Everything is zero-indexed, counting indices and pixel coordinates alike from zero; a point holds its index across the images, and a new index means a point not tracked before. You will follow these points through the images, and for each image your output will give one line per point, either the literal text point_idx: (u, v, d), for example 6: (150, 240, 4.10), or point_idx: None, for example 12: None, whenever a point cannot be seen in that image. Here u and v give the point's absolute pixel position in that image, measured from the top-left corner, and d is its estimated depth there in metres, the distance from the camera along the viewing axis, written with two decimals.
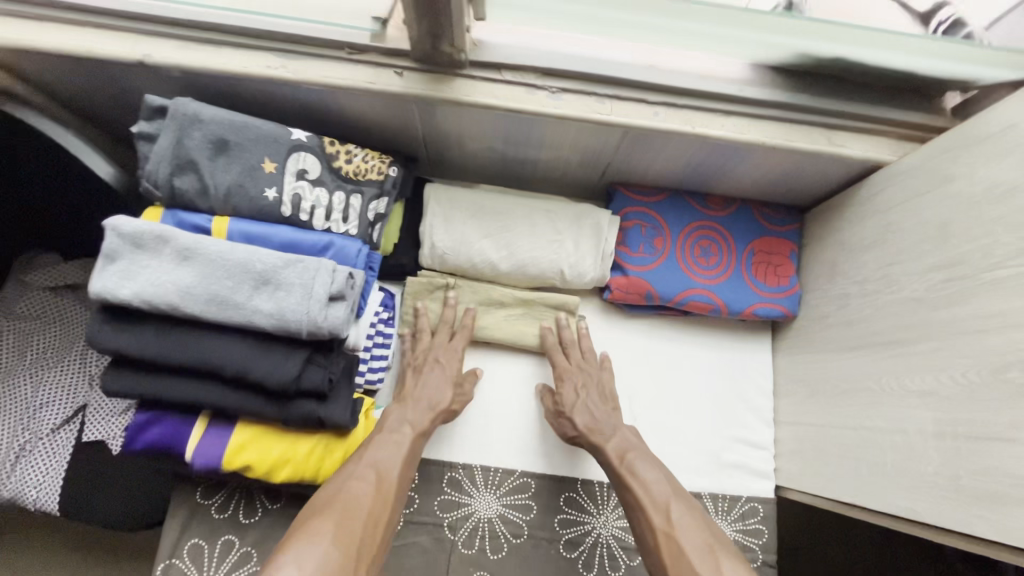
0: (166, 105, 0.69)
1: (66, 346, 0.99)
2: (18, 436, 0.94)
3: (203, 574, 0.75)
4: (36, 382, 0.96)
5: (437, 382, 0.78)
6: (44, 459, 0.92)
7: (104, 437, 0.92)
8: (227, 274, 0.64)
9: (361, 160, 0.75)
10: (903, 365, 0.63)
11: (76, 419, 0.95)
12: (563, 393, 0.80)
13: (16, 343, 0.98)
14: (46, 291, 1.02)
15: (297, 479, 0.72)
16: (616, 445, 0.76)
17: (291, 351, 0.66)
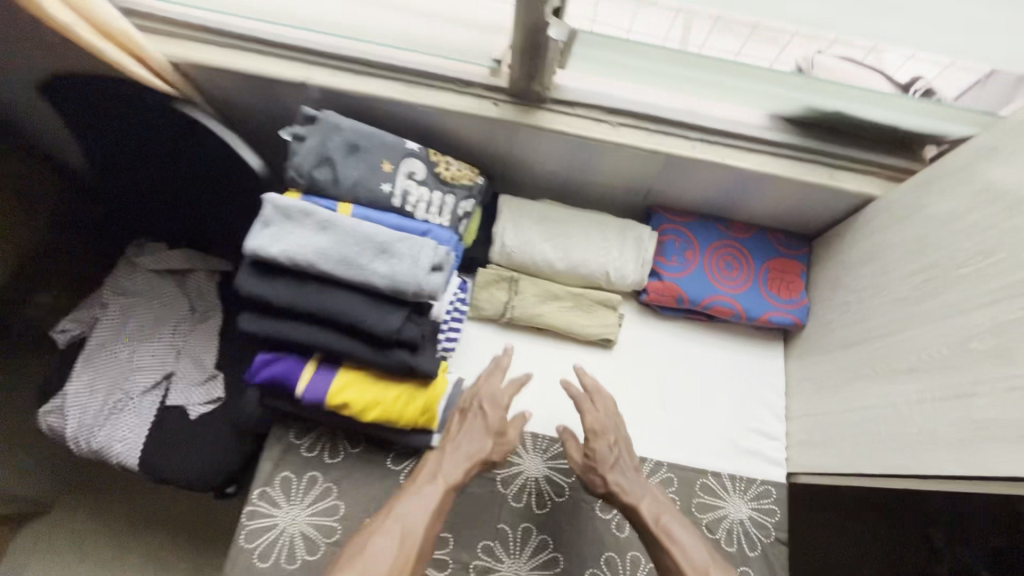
0: (316, 115, 0.90)
1: (160, 324, 1.31)
2: (117, 394, 1.24)
3: (289, 502, 0.88)
4: (139, 352, 1.28)
5: (478, 437, 0.85)
6: (136, 414, 1.23)
7: (184, 401, 1.23)
8: (354, 243, 0.82)
9: (456, 168, 0.94)
10: (895, 350, 0.77)
11: (161, 386, 1.27)
12: (597, 453, 0.86)
13: (121, 318, 1.31)
14: (151, 273, 1.35)
15: (383, 421, 0.86)
16: (649, 508, 0.83)
17: (396, 308, 0.82)
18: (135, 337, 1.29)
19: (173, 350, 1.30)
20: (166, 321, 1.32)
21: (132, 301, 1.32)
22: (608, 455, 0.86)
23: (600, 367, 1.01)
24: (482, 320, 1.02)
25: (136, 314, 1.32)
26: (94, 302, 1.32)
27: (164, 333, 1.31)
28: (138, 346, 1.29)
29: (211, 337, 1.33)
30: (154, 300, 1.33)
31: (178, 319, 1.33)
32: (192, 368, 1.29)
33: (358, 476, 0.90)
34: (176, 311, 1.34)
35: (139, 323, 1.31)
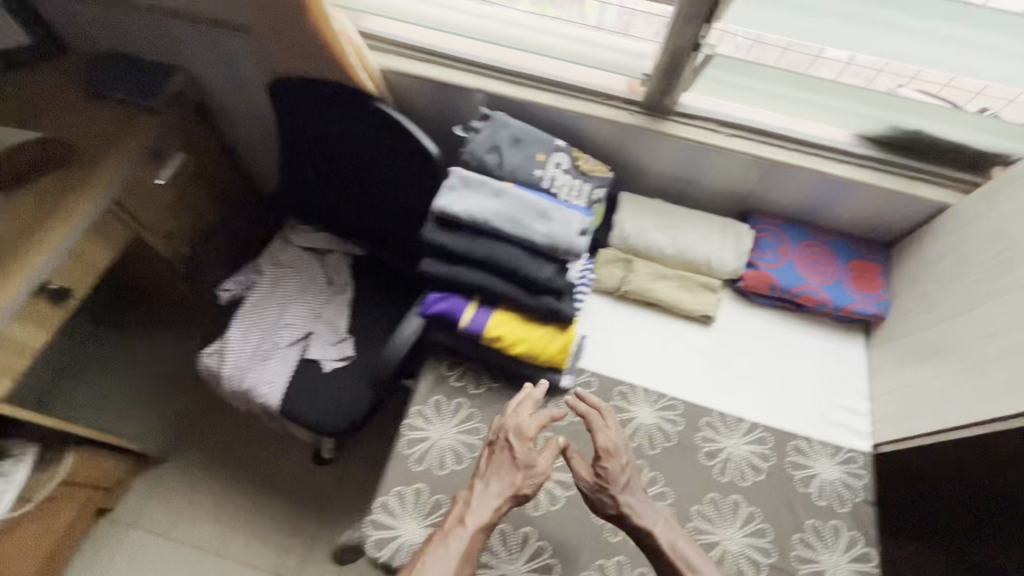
0: (489, 114, 1.14)
1: (305, 291, 1.54)
2: (267, 345, 1.45)
3: (439, 421, 1.04)
4: (287, 311, 1.50)
5: (508, 472, 0.92)
6: (283, 362, 1.43)
7: (323, 356, 1.45)
8: (520, 208, 1.03)
9: (592, 163, 1.16)
10: (976, 320, 0.92)
11: (303, 342, 1.47)
12: (609, 474, 0.93)
13: (274, 283, 1.54)
14: (302, 250, 1.59)
15: (526, 357, 1.03)
16: (664, 534, 0.90)
17: (549, 262, 1.02)
18: (283, 299, 1.52)
19: (313, 313, 1.52)
20: (309, 289, 1.55)
21: (283, 269, 1.56)
22: (619, 476, 0.94)
23: (701, 339, 1.16)
24: (599, 292, 1.20)
25: (285, 280, 1.54)
26: (252, 269, 1.56)
27: (306, 298, 1.53)
28: (285, 307, 1.51)
29: (344, 306, 1.55)
30: (301, 271, 1.57)
31: (318, 288, 1.56)
32: (328, 329, 1.50)
33: (497, 406, 1.06)
34: (317, 282, 1.57)
35: (287, 288, 1.53)
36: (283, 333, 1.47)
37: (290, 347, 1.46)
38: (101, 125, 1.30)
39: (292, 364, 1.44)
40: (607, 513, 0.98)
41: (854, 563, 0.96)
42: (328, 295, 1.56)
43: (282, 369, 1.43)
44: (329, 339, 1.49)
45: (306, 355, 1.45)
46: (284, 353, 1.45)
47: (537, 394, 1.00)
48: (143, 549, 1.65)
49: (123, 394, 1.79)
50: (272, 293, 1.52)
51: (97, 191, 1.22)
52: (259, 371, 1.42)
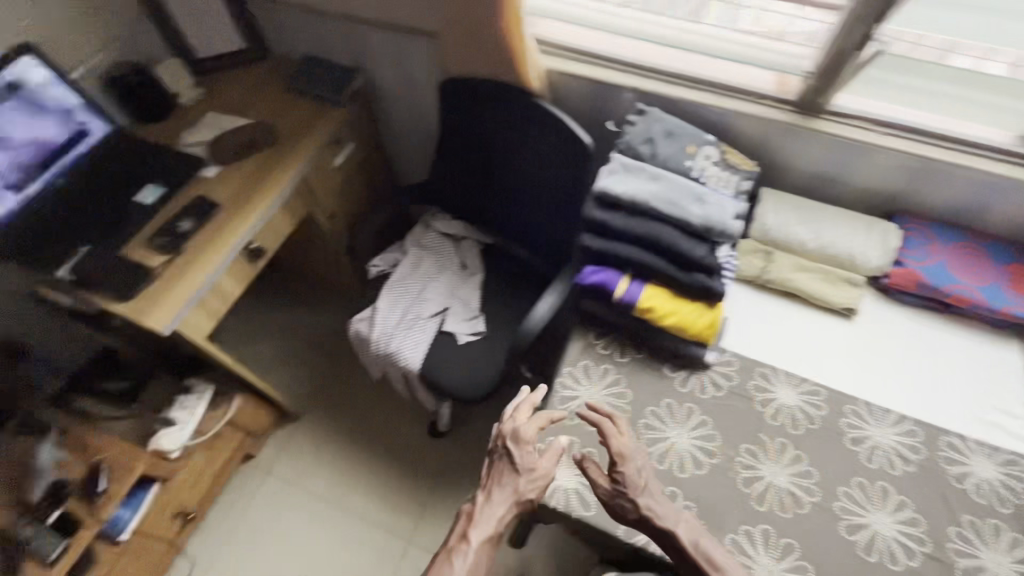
0: (644, 110, 1.25)
1: (444, 271, 1.70)
2: (412, 314, 1.61)
3: (588, 382, 1.13)
4: (427, 288, 1.65)
5: (513, 479, 0.97)
6: (424, 331, 1.59)
7: (459, 329, 1.59)
8: (677, 191, 1.12)
9: (740, 158, 1.23)
10: None
11: (441, 315, 1.62)
12: (626, 479, 0.95)
13: (417, 261, 1.70)
14: (440, 235, 1.75)
15: (676, 329, 1.10)
16: (684, 532, 0.92)
17: (703, 241, 1.09)
18: (424, 277, 1.68)
19: (449, 291, 1.66)
20: (445, 269, 1.70)
21: (424, 251, 1.73)
22: (635, 480, 0.95)
23: (843, 331, 1.18)
24: (738, 280, 1.25)
25: (426, 261, 1.71)
26: (397, 249, 1.74)
27: (443, 278, 1.68)
28: (426, 284, 1.66)
29: (477, 287, 1.69)
30: (439, 253, 1.73)
31: (453, 270, 1.71)
32: (462, 307, 1.64)
33: (642, 375, 1.14)
34: (453, 264, 1.72)
35: (427, 267, 1.69)
36: (425, 305, 1.62)
37: (430, 319, 1.61)
38: (298, 115, 1.54)
39: (431, 333, 1.59)
40: (752, 483, 1.02)
41: (1018, 565, 0.93)
42: (462, 276, 1.70)
43: (424, 336, 1.58)
44: (463, 315, 1.63)
45: (444, 327, 1.60)
46: (425, 323, 1.60)
47: (535, 397, 1.07)
48: (277, 495, 1.84)
49: (271, 355, 2.03)
50: (414, 271, 1.68)
51: (295, 168, 1.44)
52: (404, 336, 1.57)
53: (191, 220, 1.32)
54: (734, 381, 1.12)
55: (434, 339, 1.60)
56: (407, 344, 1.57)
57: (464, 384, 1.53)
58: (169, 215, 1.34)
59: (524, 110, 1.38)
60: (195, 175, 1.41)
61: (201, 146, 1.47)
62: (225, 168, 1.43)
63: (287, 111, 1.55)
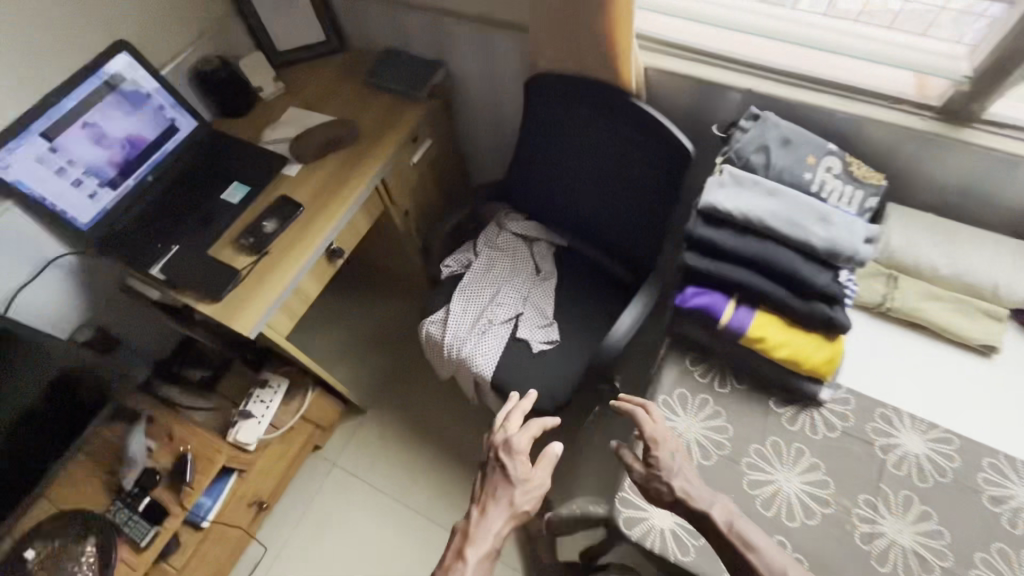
0: (758, 114, 1.13)
1: (516, 274, 1.64)
2: (485, 319, 1.56)
3: (686, 413, 1.05)
4: (501, 291, 1.60)
5: (507, 491, 1.06)
6: (497, 337, 1.54)
7: (533, 337, 1.54)
8: (798, 209, 1.01)
9: (866, 170, 1.10)
10: None
11: (514, 321, 1.57)
12: (660, 462, 0.93)
13: (489, 263, 1.66)
14: (513, 236, 1.69)
15: (788, 362, 1.00)
16: (723, 515, 0.87)
17: (825, 267, 0.99)
18: (497, 280, 1.63)
19: (522, 295, 1.61)
20: (519, 272, 1.65)
21: (497, 252, 1.68)
22: (669, 463, 0.93)
23: (980, 372, 1.05)
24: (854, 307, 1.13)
25: (499, 262, 1.66)
26: (470, 249, 1.70)
27: (517, 281, 1.63)
28: (500, 287, 1.61)
29: (550, 293, 1.63)
30: (512, 255, 1.67)
31: (527, 273, 1.65)
32: (535, 313, 1.59)
33: (745, 409, 1.05)
34: (526, 267, 1.66)
35: (501, 270, 1.65)
36: (498, 310, 1.57)
37: (503, 324, 1.57)
38: (378, 112, 1.51)
39: (503, 340, 1.55)
40: (872, 538, 0.92)
41: None
42: (536, 280, 1.64)
43: (496, 343, 1.54)
44: (536, 322, 1.58)
45: (517, 334, 1.55)
46: (498, 329, 1.56)
47: (524, 407, 1.19)
48: (343, 487, 1.87)
49: (341, 347, 2.06)
50: (488, 273, 1.64)
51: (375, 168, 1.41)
52: (476, 342, 1.53)
53: (275, 219, 1.32)
54: (850, 422, 1.01)
55: (506, 346, 1.55)
56: (479, 349, 1.53)
57: (536, 394, 1.48)
58: (254, 214, 1.34)
59: (619, 111, 1.29)
60: (279, 173, 1.40)
61: (283, 143, 1.45)
62: (308, 166, 1.41)
63: (367, 108, 1.51)
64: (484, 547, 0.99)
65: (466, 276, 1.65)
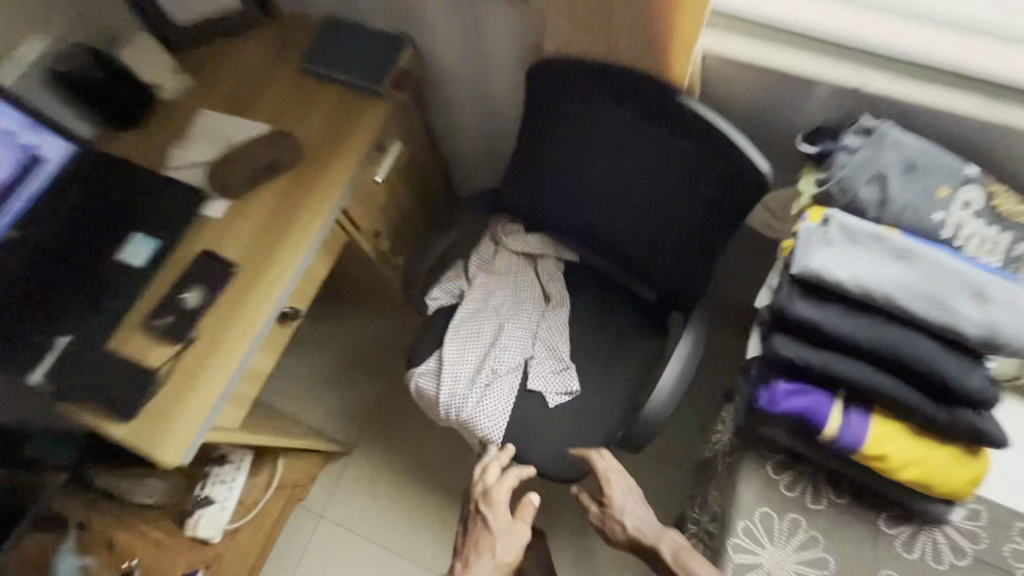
0: (873, 126, 0.80)
1: (522, 306, 1.33)
2: (489, 369, 1.27)
3: (773, 544, 0.80)
4: (505, 330, 1.29)
5: (488, 543, 1.12)
6: (505, 391, 1.26)
7: (548, 389, 1.27)
8: (938, 279, 0.72)
9: (1015, 201, 0.79)
10: None
11: (524, 368, 1.28)
12: (612, 503, 0.95)
13: (487, 292, 1.34)
14: (515, 255, 1.38)
15: (916, 483, 0.75)
16: (669, 548, 0.88)
17: (974, 360, 0.71)
18: (498, 314, 1.32)
19: (530, 332, 1.31)
20: (524, 302, 1.34)
21: (495, 277, 1.36)
22: (621, 505, 0.95)
23: None
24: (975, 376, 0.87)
25: (499, 291, 1.34)
26: (461, 276, 1.38)
27: (522, 314, 1.32)
28: (503, 323, 1.30)
29: (564, 326, 1.33)
30: (513, 280, 1.36)
31: (533, 302, 1.34)
32: (548, 353, 1.30)
33: (847, 532, 0.81)
34: (532, 294, 1.35)
35: (502, 301, 1.33)
36: (504, 356, 1.27)
37: (510, 373, 1.28)
38: (330, 116, 1.11)
39: (512, 393, 1.27)
40: None
41: None
42: (546, 310, 1.34)
43: (504, 399, 1.26)
44: (550, 367, 1.29)
45: (528, 385, 1.27)
46: (506, 380, 1.27)
47: (503, 455, 1.22)
48: (334, 542, 1.65)
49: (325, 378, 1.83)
50: (486, 306, 1.33)
51: (330, 200, 1.05)
52: (480, 400, 1.25)
53: (199, 288, 0.97)
54: (983, 543, 0.79)
55: (517, 399, 1.28)
56: (484, 409, 1.25)
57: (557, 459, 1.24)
58: (168, 279, 0.98)
59: (664, 112, 0.93)
60: (196, 216, 1.02)
61: (199, 167, 1.06)
62: (237, 203, 1.04)
63: (310, 108, 1.11)
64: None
65: (459, 311, 1.34)
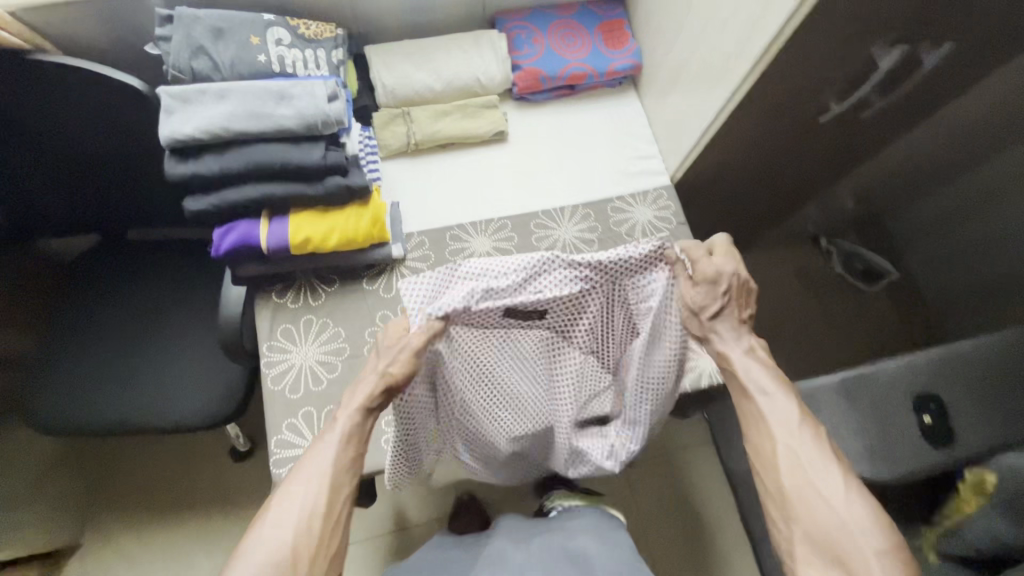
0: (171, 14, 0.97)
1: (515, 295, 0.84)
2: (490, 318, 0.87)
3: (298, 343, 1.01)
4: (479, 301, 0.82)
5: (383, 359, 0.81)
6: (489, 329, 0.90)
7: (508, 307, 0.85)
8: (255, 98, 0.93)
9: (316, 26, 1.05)
10: (703, 27, 1.04)
11: (506, 317, 0.88)
12: (696, 296, 0.84)
13: (487, 298, 0.82)
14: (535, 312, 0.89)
15: (344, 245, 1.00)
16: (719, 347, 0.84)
17: (315, 142, 0.96)
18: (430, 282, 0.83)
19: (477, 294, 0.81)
20: (496, 277, 0.82)
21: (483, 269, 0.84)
22: (703, 299, 0.84)
23: (502, 156, 1.20)
24: (394, 157, 1.16)
25: (459, 269, 0.83)
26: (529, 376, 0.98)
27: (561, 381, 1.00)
28: (485, 292, 0.82)
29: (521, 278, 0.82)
30: (490, 269, 0.82)
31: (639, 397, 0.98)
32: (507, 298, 0.83)
33: (345, 305, 1.04)
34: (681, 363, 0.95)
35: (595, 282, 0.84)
36: (484, 313, 0.85)
37: (493, 322, 0.88)
38: None
39: (493, 324, 0.89)
40: None
41: None
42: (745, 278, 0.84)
43: (511, 354, 0.94)
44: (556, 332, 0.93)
45: (501, 315, 0.87)
46: (480, 319, 0.86)
47: (491, 323, 0.88)
48: None
49: None
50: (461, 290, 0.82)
51: None
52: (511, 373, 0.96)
53: None
54: (431, 259, 1.09)
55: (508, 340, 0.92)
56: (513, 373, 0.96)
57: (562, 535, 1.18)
58: None
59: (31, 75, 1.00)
60: None
61: None
62: None
63: None
64: (312, 480, 0.76)
65: (525, 328, 0.92)
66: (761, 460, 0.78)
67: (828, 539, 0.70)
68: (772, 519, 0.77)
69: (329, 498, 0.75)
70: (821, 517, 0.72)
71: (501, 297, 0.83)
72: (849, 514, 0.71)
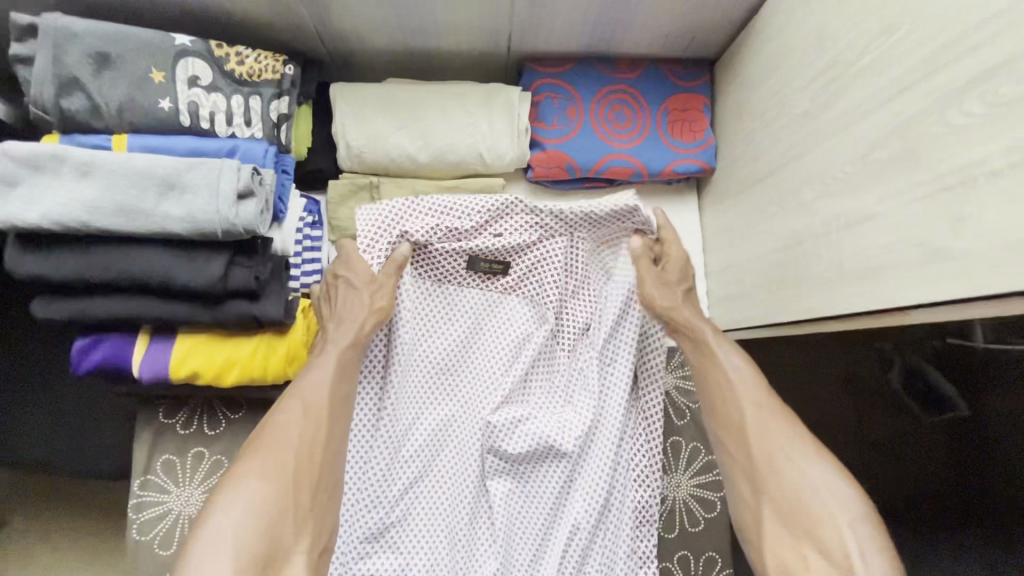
0: (34, 23, 0.66)
1: (477, 233, 0.79)
2: (455, 275, 0.82)
3: (180, 485, 0.80)
4: (438, 232, 0.77)
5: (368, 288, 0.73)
6: (452, 292, 0.82)
7: (472, 250, 0.79)
8: (131, 183, 0.64)
9: (253, 60, 0.73)
10: (796, 179, 0.66)
11: (469, 275, 0.82)
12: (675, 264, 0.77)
13: (449, 234, 0.78)
14: (501, 265, 0.81)
15: (247, 381, 0.75)
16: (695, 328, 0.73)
17: (212, 253, 0.67)
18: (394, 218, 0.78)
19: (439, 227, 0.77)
20: (460, 206, 0.78)
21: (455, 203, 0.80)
22: (678, 266, 0.76)
23: None
24: None
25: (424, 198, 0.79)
26: (493, 367, 0.82)
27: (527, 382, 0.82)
28: (449, 224, 0.77)
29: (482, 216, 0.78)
30: (459, 206, 0.78)
31: (591, 455, 0.80)
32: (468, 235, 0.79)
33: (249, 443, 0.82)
34: (642, 416, 0.82)
35: (556, 232, 0.80)
36: (446, 261, 0.80)
37: (456, 283, 0.82)
38: None
39: (458, 282, 0.82)
40: None
41: (698, 483, 0.86)
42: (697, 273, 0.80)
43: (472, 324, 0.82)
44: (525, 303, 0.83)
45: (464, 266, 0.81)
46: (442, 269, 0.81)
47: (456, 269, 0.81)
48: None
49: None
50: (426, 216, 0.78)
51: None
52: (473, 357, 0.82)
53: None
54: None
55: (473, 308, 0.82)
56: (474, 357, 0.82)
57: None
58: None
59: None
60: None
61: None
62: None
63: None
64: (305, 419, 0.64)
65: (490, 291, 0.83)
66: (727, 428, 0.67)
67: (802, 511, 0.59)
68: (737, 490, 0.65)
69: (324, 430, 0.65)
70: (790, 486, 0.61)
71: (462, 235, 0.78)
72: (824, 485, 0.59)
